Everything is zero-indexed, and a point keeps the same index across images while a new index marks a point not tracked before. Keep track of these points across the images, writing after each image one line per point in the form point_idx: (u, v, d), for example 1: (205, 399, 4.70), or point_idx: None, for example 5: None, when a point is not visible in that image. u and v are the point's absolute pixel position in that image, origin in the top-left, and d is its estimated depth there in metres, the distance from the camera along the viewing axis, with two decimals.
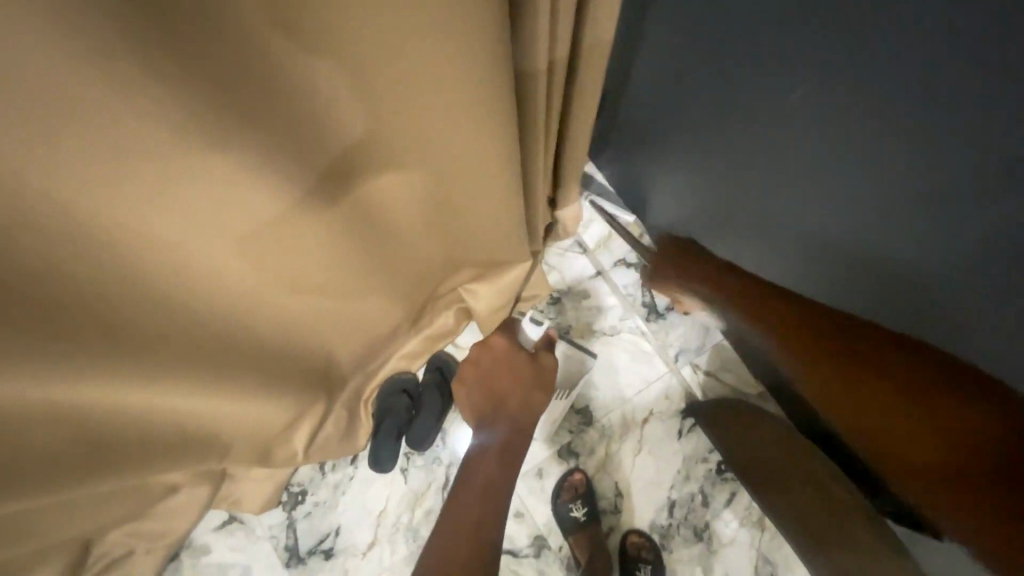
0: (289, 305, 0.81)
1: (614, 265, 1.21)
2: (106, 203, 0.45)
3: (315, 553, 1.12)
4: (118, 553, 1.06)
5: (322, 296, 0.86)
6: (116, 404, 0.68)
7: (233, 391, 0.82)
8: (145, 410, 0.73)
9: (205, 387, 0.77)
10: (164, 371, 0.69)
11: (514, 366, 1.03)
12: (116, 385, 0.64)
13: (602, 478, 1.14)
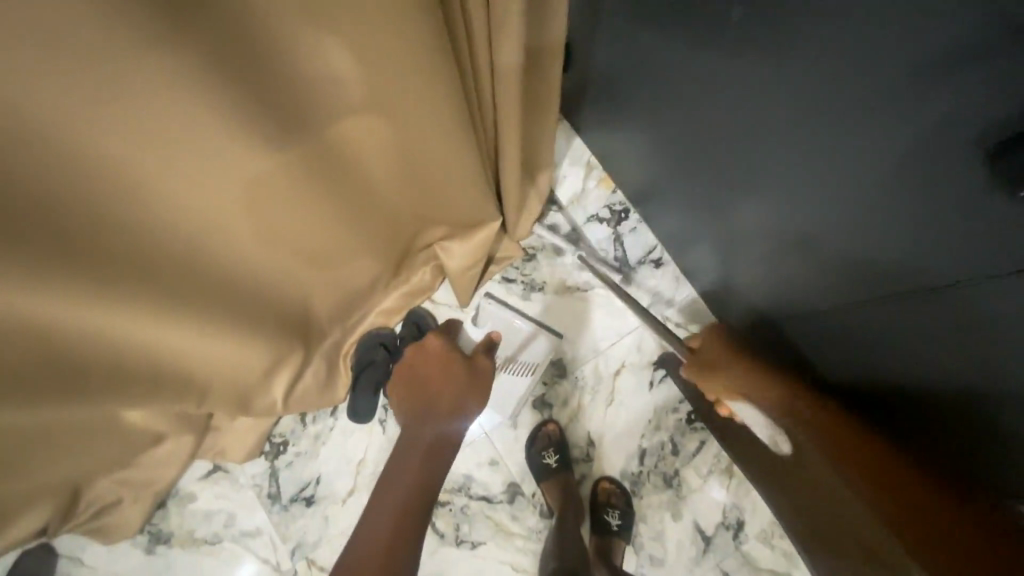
0: (258, 253, 0.83)
1: (588, 221, 1.22)
2: (60, 110, 0.47)
3: (297, 500, 1.16)
4: (108, 499, 1.10)
5: (294, 245, 0.88)
6: (91, 339, 0.70)
7: (211, 335, 0.84)
8: (120, 349, 0.75)
9: (182, 329, 0.79)
10: (142, 311, 0.71)
11: (447, 366, 1.05)
12: (90, 319, 0.67)
13: (575, 428, 1.17)
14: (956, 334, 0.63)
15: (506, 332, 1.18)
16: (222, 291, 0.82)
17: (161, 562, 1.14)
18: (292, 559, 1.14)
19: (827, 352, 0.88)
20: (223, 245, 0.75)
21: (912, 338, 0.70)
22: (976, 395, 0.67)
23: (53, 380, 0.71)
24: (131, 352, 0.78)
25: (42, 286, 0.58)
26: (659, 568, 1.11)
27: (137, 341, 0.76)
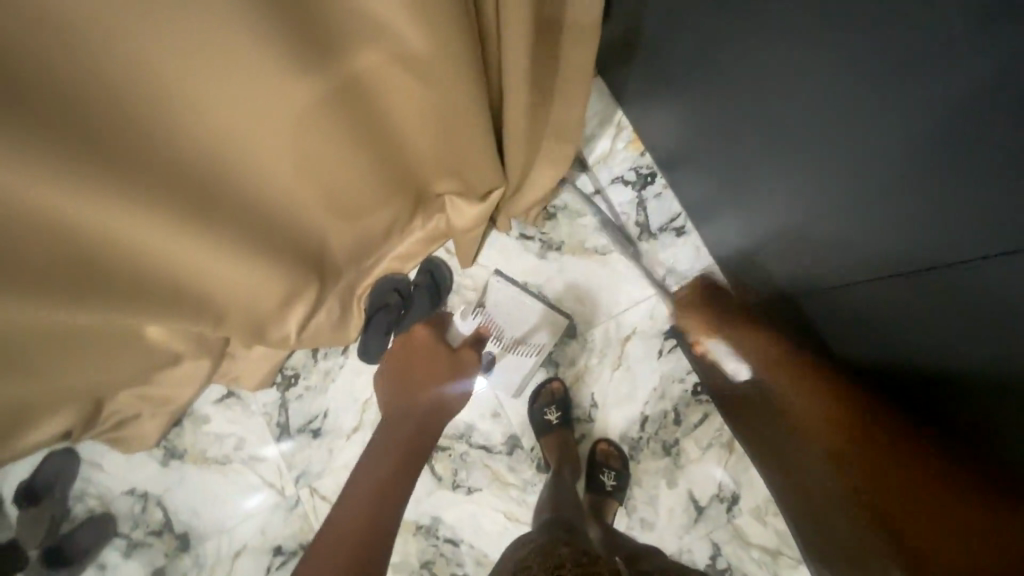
0: (282, 184, 0.84)
1: (612, 183, 1.19)
2: (99, 18, 0.48)
3: (304, 431, 1.19)
4: (128, 411, 1.16)
5: (318, 181, 0.88)
6: (123, 250, 0.73)
7: (238, 259, 0.87)
8: (149, 261, 0.78)
9: (212, 251, 0.82)
10: (176, 230, 0.74)
11: (433, 354, 1.10)
12: (127, 232, 0.70)
13: (579, 388, 1.17)
14: (976, 313, 0.60)
15: (510, 313, 1.18)
16: (243, 218, 0.83)
17: (174, 475, 1.20)
18: (296, 485, 1.18)
19: (838, 323, 0.85)
20: (245, 168, 0.76)
21: (927, 315, 0.67)
22: (981, 377, 0.65)
23: (77, 285, 0.74)
24: (151, 266, 0.80)
25: (83, 198, 0.61)
26: (650, 531, 1.12)
27: (156, 256, 0.78)
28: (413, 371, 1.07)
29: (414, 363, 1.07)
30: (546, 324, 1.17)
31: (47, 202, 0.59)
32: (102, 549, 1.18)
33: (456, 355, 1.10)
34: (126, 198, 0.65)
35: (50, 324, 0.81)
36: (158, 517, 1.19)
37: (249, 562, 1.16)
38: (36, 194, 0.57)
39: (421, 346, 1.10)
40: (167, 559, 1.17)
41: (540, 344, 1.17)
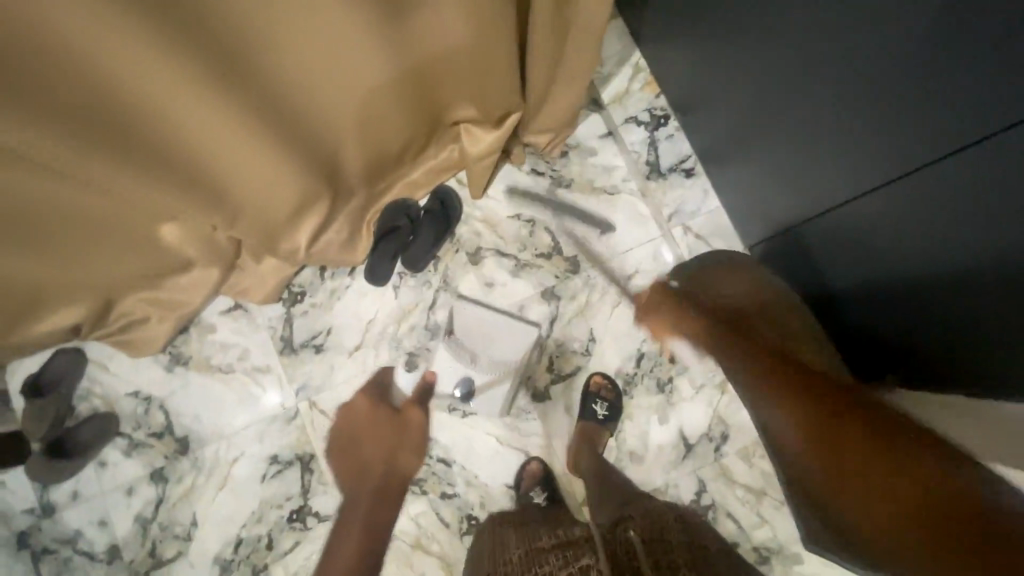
0: (308, 78, 0.85)
1: (625, 122, 1.21)
2: None
3: (307, 346, 1.22)
4: (138, 313, 1.19)
5: (342, 82, 0.90)
6: (153, 118, 0.76)
7: (258, 150, 0.89)
8: (174, 138, 0.81)
9: (237, 134, 0.84)
10: (207, 103, 0.77)
11: (377, 421, 1.16)
12: (161, 96, 0.73)
13: (578, 323, 1.18)
14: (966, 213, 0.62)
15: (481, 336, 1.18)
16: (267, 108, 0.85)
17: (178, 381, 1.23)
18: (296, 398, 1.21)
19: (837, 250, 0.86)
20: (269, 46, 0.76)
21: (926, 222, 0.68)
22: (964, 279, 0.67)
23: (102, 146, 0.75)
24: (175, 142, 0.81)
25: (122, 42, 0.63)
26: (638, 465, 1.14)
27: (179, 127, 0.79)
28: (364, 442, 1.16)
29: (358, 428, 1.17)
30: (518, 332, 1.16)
31: (88, 38, 0.62)
32: (103, 447, 1.21)
33: (400, 416, 1.16)
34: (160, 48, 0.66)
35: (71, 190, 0.84)
36: (160, 419, 1.22)
37: (246, 468, 1.19)
38: (81, 25, 0.60)
39: (365, 415, 1.18)
40: (166, 460, 1.21)
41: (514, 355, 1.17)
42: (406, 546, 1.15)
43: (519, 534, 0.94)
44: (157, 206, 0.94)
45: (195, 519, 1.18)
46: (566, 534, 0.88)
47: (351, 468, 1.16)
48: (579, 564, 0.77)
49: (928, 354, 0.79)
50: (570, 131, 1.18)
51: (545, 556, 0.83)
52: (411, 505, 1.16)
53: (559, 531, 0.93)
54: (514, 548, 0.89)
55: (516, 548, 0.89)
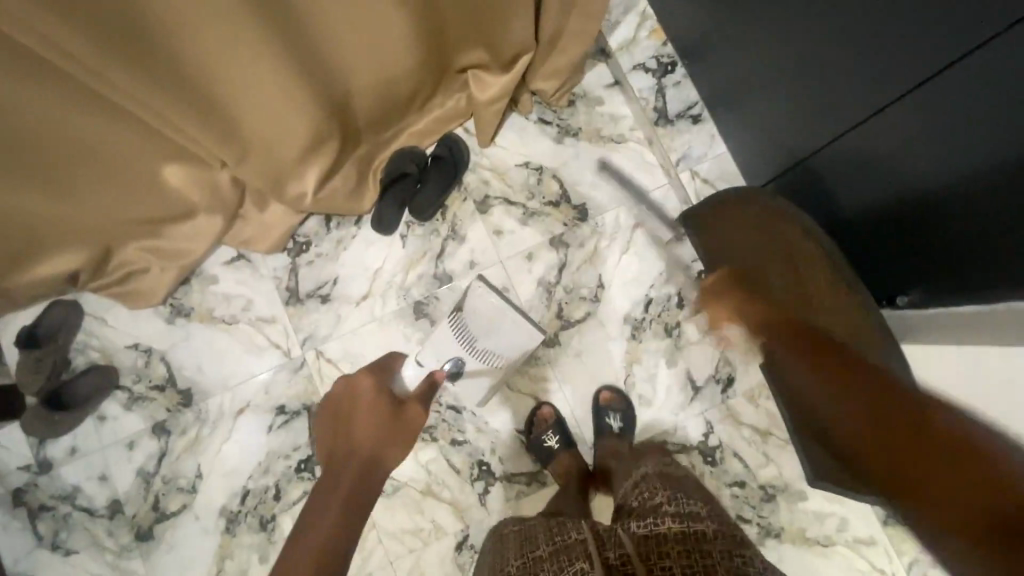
0: (318, 12, 0.84)
1: (633, 69, 1.21)
2: None
3: (313, 296, 1.20)
4: (137, 263, 1.16)
5: (351, 19, 0.88)
6: (164, 41, 0.75)
7: (266, 83, 0.88)
8: (183, 66, 0.79)
9: (246, 65, 0.83)
10: (217, 28, 0.75)
11: (373, 408, 0.85)
12: (170, 16, 0.71)
13: (586, 270, 1.19)
14: (972, 123, 0.64)
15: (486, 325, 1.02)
16: (279, 44, 0.83)
17: (179, 332, 1.20)
18: (302, 348, 1.19)
19: (844, 182, 0.87)
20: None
21: (929, 137, 0.69)
22: (966, 196, 0.69)
23: (112, 51, 0.73)
24: (185, 63, 0.79)
25: None
26: (646, 408, 1.16)
27: (187, 51, 0.77)
28: (354, 415, 0.84)
29: (359, 398, 0.86)
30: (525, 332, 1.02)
31: None
32: (103, 400, 1.18)
33: (400, 410, 0.86)
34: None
35: (76, 112, 0.82)
36: (161, 372, 1.19)
37: (251, 418, 1.18)
38: None
39: (358, 403, 0.86)
40: (169, 413, 1.18)
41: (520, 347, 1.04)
42: (416, 493, 1.14)
43: (518, 535, 0.84)
44: (163, 133, 0.93)
45: (199, 471, 1.16)
46: (564, 531, 0.79)
47: (332, 450, 0.80)
48: (572, 569, 0.72)
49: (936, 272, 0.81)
50: (577, 80, 1.18)
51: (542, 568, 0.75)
52: (421, 452, 1.15)
53: (558, 522, 0.82)
54: (510, 557, 0.80)
55: (513, 555, 0.80)
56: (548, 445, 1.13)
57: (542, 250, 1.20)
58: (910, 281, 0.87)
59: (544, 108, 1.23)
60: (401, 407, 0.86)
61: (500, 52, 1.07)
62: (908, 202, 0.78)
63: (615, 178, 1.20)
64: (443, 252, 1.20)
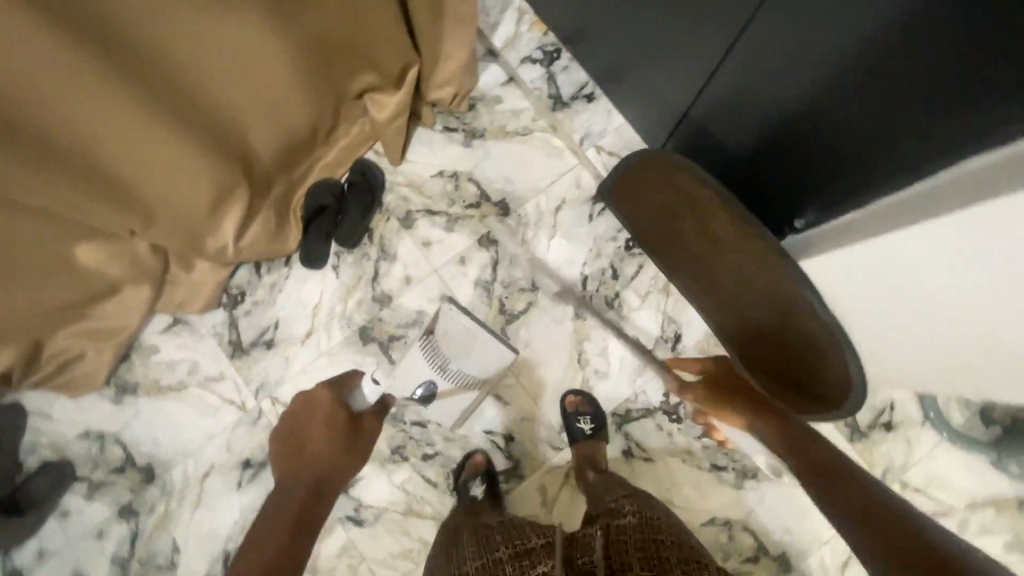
0: (206, 75, 0.88)
1: (521, 63, 1.25)
2: None
3: (258, 344, 1.20)
4: (73, 350, 1.14)
5: (239, 75, 0.92)
6: (59, 132, 0.76)
7: (166, 151, 0.90)
8: (81, 149, 0.81)
9: (145, 137, 0.86)
10: (110, 109, 0.78)
11: (331, 420, 1.03)
12: (64, 109, 0.74)
13: (519, 261, 1.21)
14: (813, 30, 0.69)
15: (461, 345, 1.03)
16: (171, 109, 0.86)
17: (129, 410, 1.18)
18: (257, 398, 1.18)
19: (725, 123, 0.92)
20: (163, 51, 0.79)
21: (782, 51, 0.74)
22: (826, 105, 0.74)
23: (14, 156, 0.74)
24: (80, 145, 0.80)
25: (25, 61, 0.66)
26: (604, 381, 1.18)
27: (83, 134, 0.79)
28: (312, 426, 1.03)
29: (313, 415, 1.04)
30: (496, 356, 1.05)
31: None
32: (64, 494, 1.15)
33: (357, 422, 1.04)
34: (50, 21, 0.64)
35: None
36: (118, 454, 1.17)
37: (219, 479, 1.16)
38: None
39: (319, 415, 1.04)
40: (133, 493, 1.15)
41: (488, 367, 1.07)
42: (398, 515, 1.14)
43: (474, 535, 0.91)
44: (68, 219, 0.92)
45: (176, 545, 1.14)
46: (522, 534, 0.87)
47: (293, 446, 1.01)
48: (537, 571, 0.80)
49: (823, 187, 0.85)
50: (471, 84, 1.22)
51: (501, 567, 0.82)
52: (395, 474, 1.15)
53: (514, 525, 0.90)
54: (467, 557, 0.86)
55: (469, 549, 0.87)
56: (473, 493, 1.10)
57: (473, 251, 1.22)
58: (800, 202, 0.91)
59: (446, 116, 1.26)
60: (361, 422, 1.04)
61: (389, 71, 1.12)
62: (781, 125, 0.83)
63: (527, 167, 1.24)
64: (378, 272, 1.22)
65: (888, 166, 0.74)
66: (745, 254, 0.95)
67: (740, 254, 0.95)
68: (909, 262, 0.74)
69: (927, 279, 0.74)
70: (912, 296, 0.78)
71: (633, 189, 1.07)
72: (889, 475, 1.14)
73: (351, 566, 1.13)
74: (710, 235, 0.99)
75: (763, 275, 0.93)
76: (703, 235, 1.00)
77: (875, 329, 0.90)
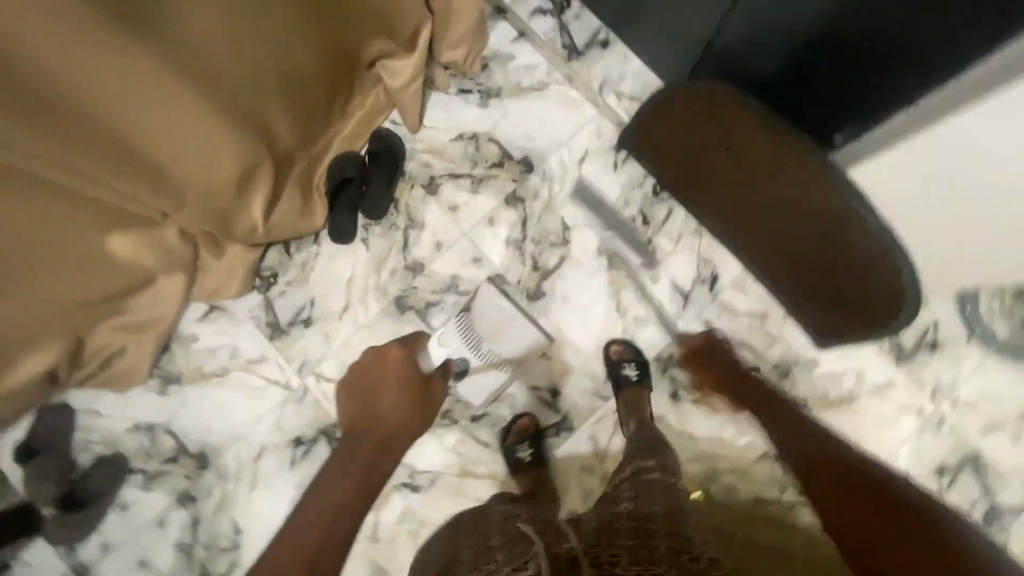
0: (227, 48, 0.87)
1: (531, 16, 1.23)
2: None
3: (296, 323, 1.20)
4: (114, 345, 1.13)
5: (258, 46, 0.92)
6: (91, 107, 0.77)
7: (194, 128, 0.90)
8: (112, 127, 0.81)
9: (173, 113, 0.86)
10: (139, 81, 0.79)
11: (403, 385, 1.06)
12: (94, 81, 0.75)
13: (548, 217, 1.20)
14: None
15: (496, 322, 1.13)
16: (198, 85, 0.86)
17: (176, 400, 1.19)
18: (301, 376, 1.19)
19: (754, 45, 0.90)
20: (186, 21, 0.79)
21: None
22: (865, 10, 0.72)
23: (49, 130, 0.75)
24: (112, 122, 0.81)
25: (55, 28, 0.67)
26: (645, 328, 1.18)
27: (114, 111, 0.80)
28: (383, 395, 1.05)
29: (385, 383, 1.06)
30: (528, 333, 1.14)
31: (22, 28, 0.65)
32: (122, 487, 1.16)
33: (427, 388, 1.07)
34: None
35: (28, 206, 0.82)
36: (170, 443, 1.18)
37: (272, 459, 1.17)
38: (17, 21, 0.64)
39: (393, 374, 1.07)
40: (189, 480, 1.17)
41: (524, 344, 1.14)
42: (453, 478, 1.15)
43: (478, 531, 0.89)
44: (103, 202, 0.93)
45: (238, 527, 1.15)
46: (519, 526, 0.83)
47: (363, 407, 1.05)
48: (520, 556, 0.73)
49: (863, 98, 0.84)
50: (483, 43, 1.20)
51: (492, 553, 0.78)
52: (446, 438, 1.16)
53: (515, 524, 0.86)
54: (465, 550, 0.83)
55: (467, 548, 0.84)
56: (521, 457, 1.12)
57: (500, 211, 1.21)
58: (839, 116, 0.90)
59: (460, 78, 1.24)
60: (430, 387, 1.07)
61: (400, 34, 1.09)
62: (821, 36, 0.80)
63: (546, 121, 1.22)
64: (408, 241, 1.21)
65: (935, 62, 0.72)
66: (783, 183, 0.94)
67: (781, 184, 0.95)
68: (980, 148, 0.71)
69: (996, 164, 0.71)
70: (981, 185, 0.75)
71: (658, 135, 1.07)
72: (939, 394, 1.14)
73: (411, 532, 1.14)
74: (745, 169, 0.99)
75: (805, 200, 0.93)
76: (737, 170, 1.00)
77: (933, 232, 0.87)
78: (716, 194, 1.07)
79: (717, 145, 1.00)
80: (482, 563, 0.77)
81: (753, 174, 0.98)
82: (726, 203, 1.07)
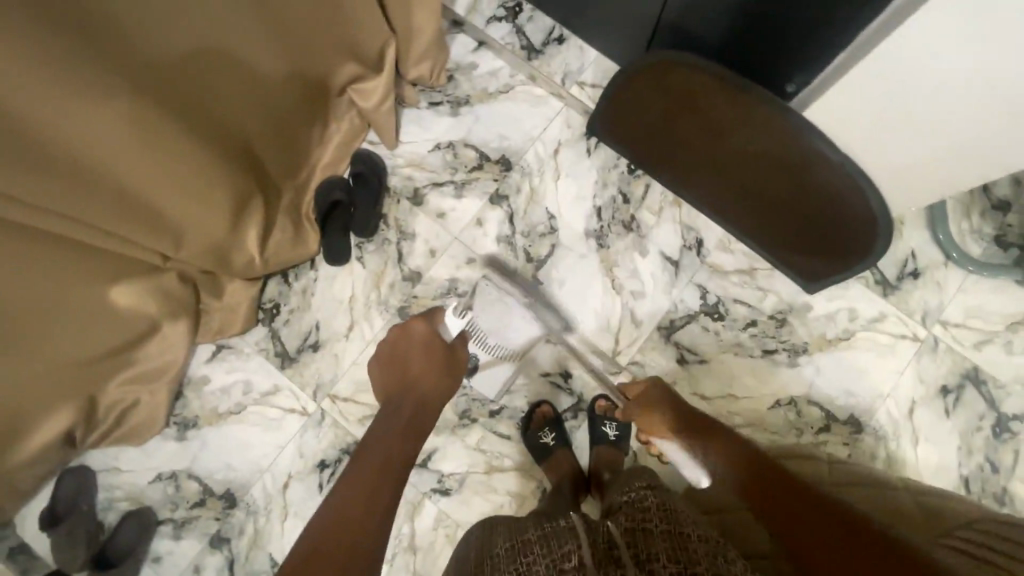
0: (205, 85, 0.92)
1: (487, 23, 1.29)
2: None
3: (305, 349, 1.22)
4: (126, 400, 1.12)
5: (233, 80, 0.96)
6: (85, 154, 0.81)
7: (185, 166, 0.93)
8: (108, 171, 0.85)
9: (165, 152, 0.89)
10: (128, 124, 0.82)
11: (431, 352, 0.99)
12: (87, 128, 0.78)
13: (533, 208, 1.25)
14: None
15: (498, 319, 1.16)
16: (182, 121, 0.90)
17: (195, 444, 1.19)
18: (316, 400, 1.20)
19: (699, 15, 0.98)
20: (166, 62, 0.84)
21: None
22: None
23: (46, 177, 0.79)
24: (106, 167, 0.84)
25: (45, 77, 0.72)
26: (642, 300, 1.22)
27: (107, 157, 0.83)
28: (412, 363, 0.98)
29: (411, 356, 0.98)
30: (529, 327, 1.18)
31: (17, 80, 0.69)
32: (152, 538, 1.16)
33: (452, 351, 1.01)
34: (42, 23, 0.68)
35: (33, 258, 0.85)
36: (196, 487, 1.18)
37: (300, 486, 1.17)
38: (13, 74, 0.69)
39: (421, 344, 1.00)
40: (219, 521, 1.16)
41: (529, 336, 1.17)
42: (481, 475, 1.16)
43: (508, 526, 0.78)
44: (101, 246, 0.95)
45: (274, 560, 1.15)
46: (555, 523, 0.74)
47: (393, 379, 0.96)
48: (562, 549, 0.64)
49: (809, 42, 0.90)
50: (447, 56, 1.25)
51: (530, 547, 0.68)
52: (468, 437, 1.17)
53: (550, 521, 0.77)
54: (498, 541, 0.74)
55: (502, 540, 0.74)
56: (544, 443, 1.14)
57: (485, 212, 1.25)
58: (789, 67, 0.97)
59: (428, 92, 1.29)
60: (455, 352, 1.02)
61: (368, 56, 1.14)
62: None
63: (517, 120, 1.28)
64: (402, 253, 1.25)
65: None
66: (745, 136, 0.99)
67: (738, 138, 1.00)
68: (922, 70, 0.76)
69: (945, 83, 0.77)
70: (934, 105, 0.81)
71: (624, 115, 1.13)
72: (929, 319, 1.19)
73: (448, 536, 1.14)
74: (708, 133, 1.04)
75: (768, 151, 0.98)
76: (704, 134, 1.05)
77: (898, 153, 0.92)
78: (689, 157, 1.12)
79: (675, 116, 1.06)
80: (521, 557, 0.67)
81: (716, 133, 1.03)
82: (699, 166, 1.12)
